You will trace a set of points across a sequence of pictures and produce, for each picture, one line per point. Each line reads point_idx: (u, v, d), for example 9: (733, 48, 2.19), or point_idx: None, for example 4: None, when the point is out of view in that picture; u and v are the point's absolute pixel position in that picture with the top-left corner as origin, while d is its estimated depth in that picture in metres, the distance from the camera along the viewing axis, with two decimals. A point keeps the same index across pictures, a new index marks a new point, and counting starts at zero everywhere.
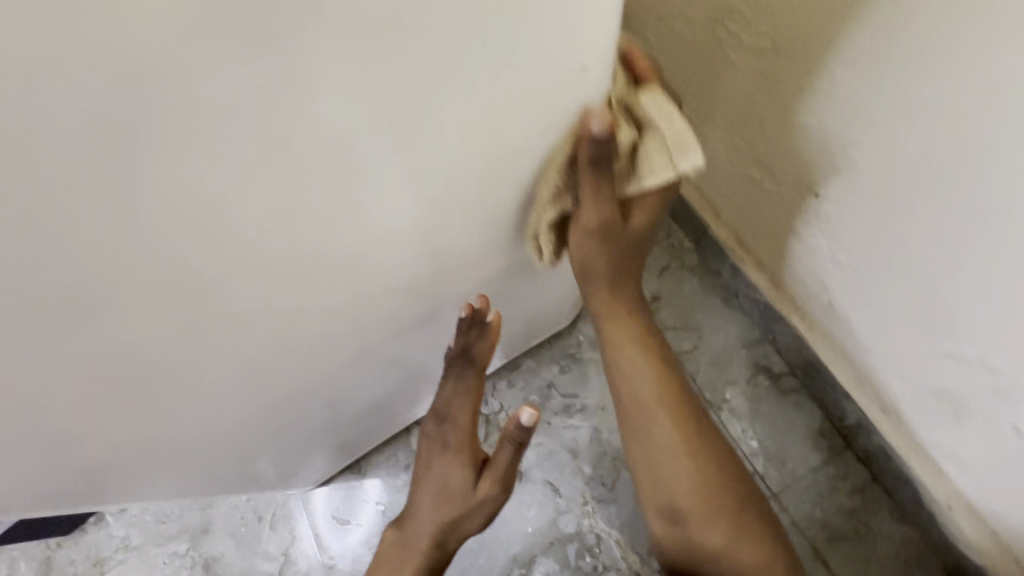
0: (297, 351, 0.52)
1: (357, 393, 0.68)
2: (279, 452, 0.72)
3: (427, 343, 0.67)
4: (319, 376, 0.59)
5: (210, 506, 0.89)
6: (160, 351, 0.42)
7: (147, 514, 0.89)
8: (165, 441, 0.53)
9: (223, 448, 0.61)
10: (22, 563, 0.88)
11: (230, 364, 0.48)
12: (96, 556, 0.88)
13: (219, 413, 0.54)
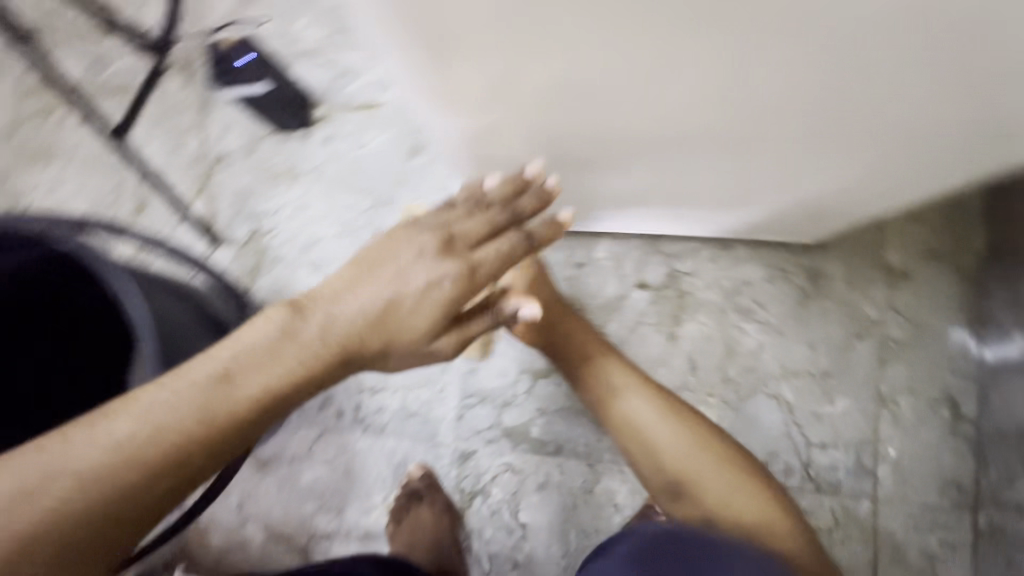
0: (625, 124, 0.50)
1: (697, 179, 0.63)
2: (582, 190, 0.70)
3: (779, 171, 0.60)
4: (698, 146, 0.54)
5: (399, 187, 0.93)
6: (515, 63, 0.41)
7: (347, 160, 0.94)
8: (550, 128, 0.52)
9: (575, 155, 0.59)
10: (233, 134, 0.97)
11: (546, 100, 0.47)
12: (292, 166, 0.95)
13: (597, 126, 0.51)
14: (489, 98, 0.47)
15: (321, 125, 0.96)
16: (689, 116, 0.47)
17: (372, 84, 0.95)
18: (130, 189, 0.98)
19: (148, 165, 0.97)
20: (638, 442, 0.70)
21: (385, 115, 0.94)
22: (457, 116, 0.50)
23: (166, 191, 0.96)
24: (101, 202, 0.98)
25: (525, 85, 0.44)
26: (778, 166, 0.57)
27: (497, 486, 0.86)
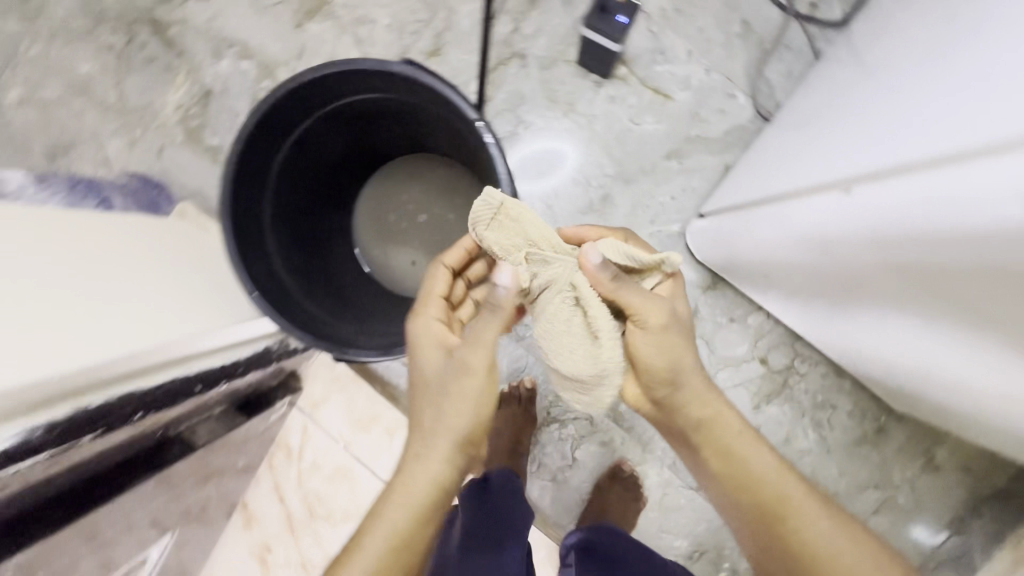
0: (870, 295, 0.71)
1: (872, 348, 0.83)
2: (790, 290, 0.91)
3: (923, 387, 0.80)
4: (890, 337, 0.76)
5: (643, 174, 1.05)
6: (838, 246, 0.63)
7: (618, 125, 1.05)
8: (820, 268, 0.74)
9: (813, 282, 0.80)
10: (542, 41, 1.05)
11: (837, 264, 0.68)
12: (572, 100, 1.05)
13: (844, 283, 0.72)
14: (813, 235, 0.67)
15: (614, 82, 1.05)
16: (909, 312, 0.66)
17: (675, 77, 1.04)
18: (432, 30, 1.06)
19: (460, 23, 1.06)
20: (771, 535, 0.64)
21: (669, 108, 1.04)
22: (790, 231, 0.71)
23: (463, 55, 1.06)
24: (403, 26, 1.07)
25: (832, 249, 0.65)
26: (909, 355, 0.75)
27: (575, 425, 1.11)
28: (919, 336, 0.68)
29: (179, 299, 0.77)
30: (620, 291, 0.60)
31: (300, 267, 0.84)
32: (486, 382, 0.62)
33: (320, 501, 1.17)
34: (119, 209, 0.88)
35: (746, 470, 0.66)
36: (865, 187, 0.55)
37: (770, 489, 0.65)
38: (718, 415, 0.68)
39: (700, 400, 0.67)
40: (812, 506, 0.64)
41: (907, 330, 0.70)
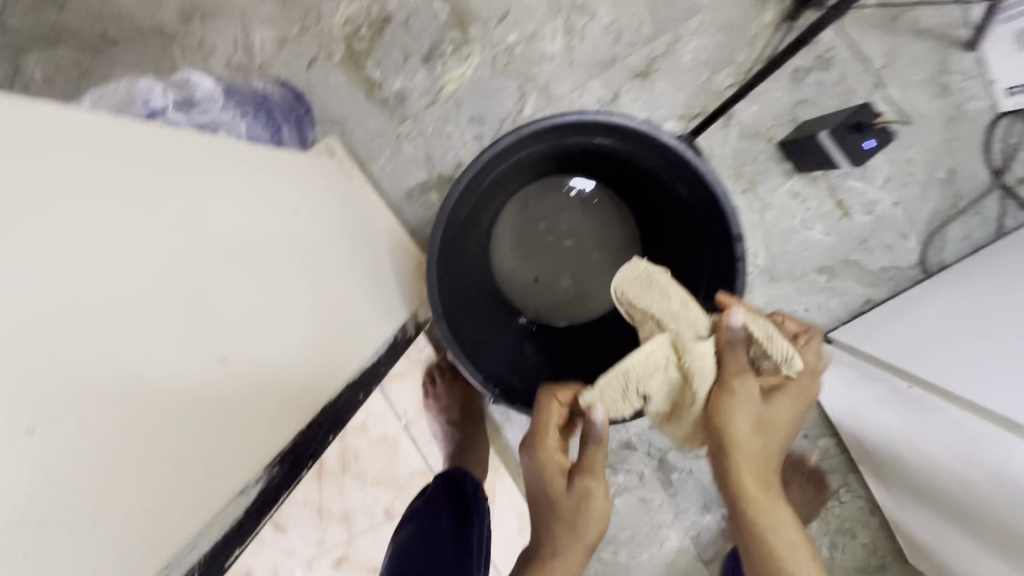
0: (917, 471, 0.85)
1: (895, 481, 0.92)
2: (848, 427, 0.96)
3: (912, 528, 0.94)
4: (904, 489, 0.90)
5: (789, 276, 1.04)
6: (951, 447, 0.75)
7: (789, 222, 1.02)
8: (897, 438, 0.85)
9: (878, 435, 0.90)
10: (752, 109, 0.98)
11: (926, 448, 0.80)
12: (754, 178, 1.01)
13: (906, 451, 0.85)
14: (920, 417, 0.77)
15: (803, 178, 1.01)
16: (941, 499, 0.81)
17: (861, 197, 1.01)
18: (650, 50, 0.97)
19: (681, 54, 0.97)
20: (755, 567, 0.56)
21: (842, 226, 1.02)
22: (901, 406, 0.80)
23: (670, 89, 0.97)
24: (621, 32, 0.97)
25: (940, 450, 0.76)
26: (910, 507, 0.91)
27: (624, 475, 1.15)
28: (931, 508, 0.85)
29: (333, 300, 0.71)
30: (727, 356, 0.62)
31: (469, 277, 0.80)
32: (602, 521, 0.62)
33: (355, 459, 1.16)
34: (285, 143, 0.79)
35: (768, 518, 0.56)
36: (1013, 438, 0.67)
37: (784, 548, 0.55)
38: (756, 438, 0.60)
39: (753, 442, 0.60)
40: (820, 572, 0.54)
41: (924, 500, 0.85)
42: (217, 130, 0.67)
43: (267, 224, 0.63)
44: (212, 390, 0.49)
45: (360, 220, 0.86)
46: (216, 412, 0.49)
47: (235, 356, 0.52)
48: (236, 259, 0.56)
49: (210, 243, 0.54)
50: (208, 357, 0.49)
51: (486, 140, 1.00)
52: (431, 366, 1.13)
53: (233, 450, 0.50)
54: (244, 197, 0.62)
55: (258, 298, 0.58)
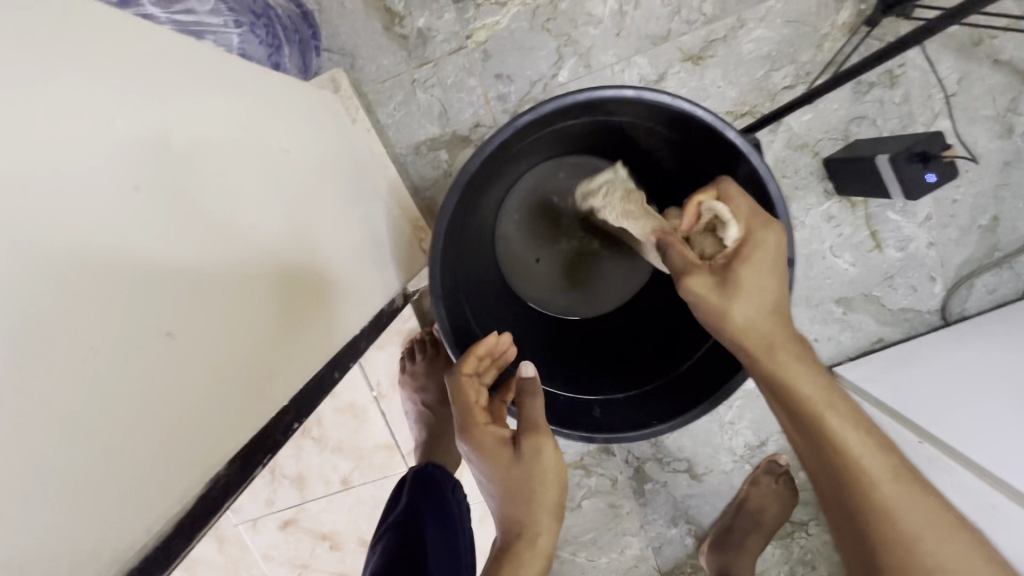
0: None
1: None
2: None
3: None
4: None
5: (809, 301, 0.98)
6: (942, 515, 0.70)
7: (820, 244, 0.95)
8: None
9: None
10: (804, 118, 0.90)
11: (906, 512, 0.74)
12: (793, 193, 0.93)
13: None
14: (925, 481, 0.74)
15: (842, 201, 0.93)
16: None
17: (897, 232, 0.94)
18: (708, 31, 0.87)
19: (741, 42, 0.87)
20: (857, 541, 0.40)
21: (871, 258, 0.95)
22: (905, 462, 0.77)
23: (722, 80, 0.88)
24: (681, 5, 0.86)
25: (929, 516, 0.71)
26: None
27: (597, 478, 1.11)
28: None
29: (320, 258, 0.57)
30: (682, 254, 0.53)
31: (468, 253, 0.69)
32: (560, 478, 0.56)
33: (318, 422, 1.09)
34: (284, 65, 0.68)
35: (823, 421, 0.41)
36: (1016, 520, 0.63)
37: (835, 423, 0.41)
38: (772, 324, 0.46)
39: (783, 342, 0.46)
40: (890, 450, 0.40)
41: None
42: (203, 35, 0.56)
43: (254, 148, 0.49)
44: (183, 349, 0.34)
45: (362, 171, 0.76)
46: (186, 380, 0.35)
47: (211, 305, 0.38)
48: (215, 180, 0.42)
49: (185, 146, 0.39)
50: (180, 295, 0.35)
51: (512, 102, 0.89)
52: (413, 341, 1.05)
53: (200, 430, 0.36)
54: (244, 121, 0.49)
55: (239, 233, 0.43)
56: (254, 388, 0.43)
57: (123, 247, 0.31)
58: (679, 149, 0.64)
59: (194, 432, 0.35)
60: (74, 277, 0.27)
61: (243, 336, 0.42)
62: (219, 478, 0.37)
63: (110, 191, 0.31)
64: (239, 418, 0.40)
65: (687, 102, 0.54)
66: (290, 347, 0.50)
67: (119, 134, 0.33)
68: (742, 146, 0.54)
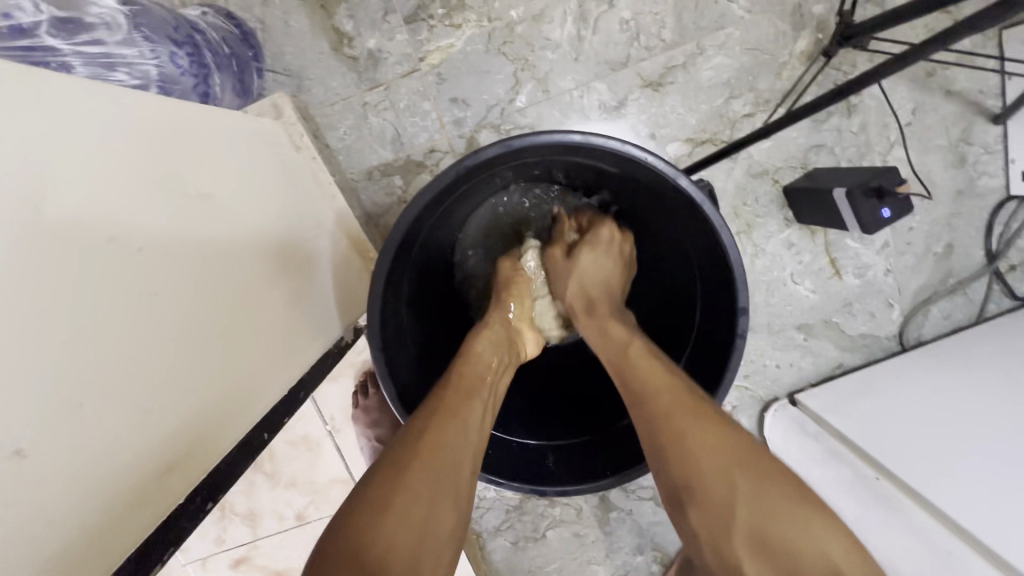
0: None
1: None
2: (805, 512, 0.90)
3: None
4: None
5: (769, 329, 0.97)
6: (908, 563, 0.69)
7: (780, 272, 0.94)
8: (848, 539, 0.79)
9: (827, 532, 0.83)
10: (764, 146, 0.90)
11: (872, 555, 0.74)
12: (753, 221, 0.92)
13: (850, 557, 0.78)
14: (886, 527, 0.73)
15: (801, 229, 0.93)
16: None
17: (856, 260, 0.94)
18: (668, 58, 0.85)
19: (701, 69, 0.85)
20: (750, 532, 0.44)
21: (830, 285, 0.95)
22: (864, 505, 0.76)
23: (682, 108, 0.86)
24: (639, 31, 0.84)
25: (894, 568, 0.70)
26: None
27: (561, 507, 1.08)
28: None
29: (250, 309, 0.52)
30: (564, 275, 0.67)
31: (416, 297, 0.66)
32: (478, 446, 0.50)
33: (270, 458, 1.04)
34: (213, 95, 0.63)
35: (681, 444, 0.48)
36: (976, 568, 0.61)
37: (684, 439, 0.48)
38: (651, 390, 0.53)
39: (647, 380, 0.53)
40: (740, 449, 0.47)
41: None
42: (115, 68, 0.52)
43: (171, 204, 0.44)
44: (40, 473, 0.30)
45: (306, 204, 0.71)
46: (34, 502, 0.29)
47: (83, 410, 0.32)
48: (108, 256, 0.36)
49: (67, 219, 0.33)
50: (34, 411, 0.29)
51: (467, 127, 0.86)
52: (366, 374, 1.02)
53: (38, 557, 0.30)
54: (149, 164, 0.44)
55: (142, 310, 0.38)
56: (140, 479, 0.37)
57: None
58: (633, 186, 0.61)
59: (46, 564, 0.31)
60: None
61: (134, 428, 0.36)
62: None
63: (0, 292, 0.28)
64: (101, 529, 0.35)
65: (636, 149, 0.51)
66: (207, 422, 0.44)
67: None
68: (695, 195, 0.52)
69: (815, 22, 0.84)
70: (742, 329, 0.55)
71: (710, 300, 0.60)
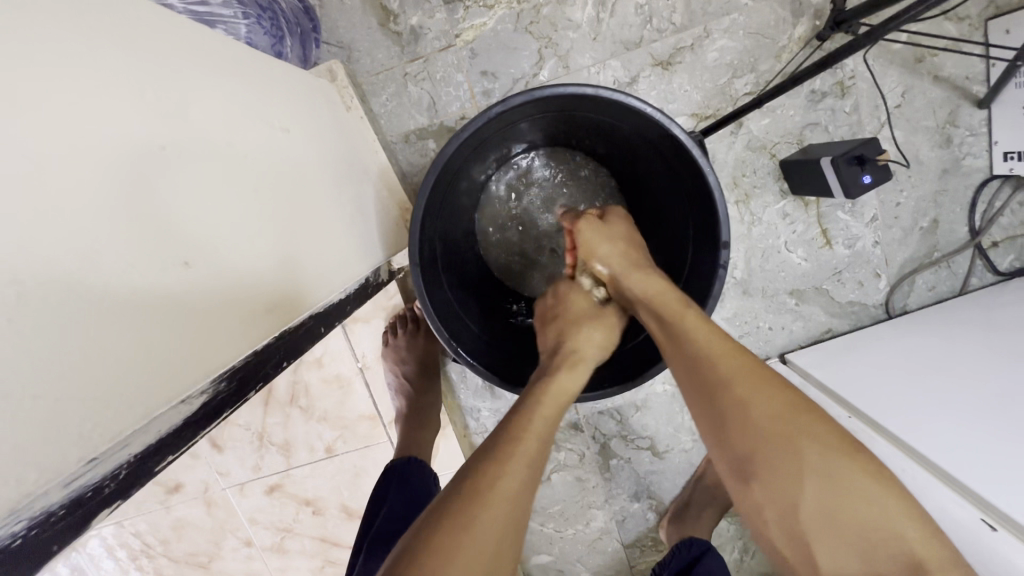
0: None
1: None
2: None
3: None
4: None
5: (763, 292, 1.05)
6: None
7: (774, 238, 1.03)
8: None
9: None
10: (763, 122, 0.99)
11: None
12: (751, 191, 1.01)
13: None
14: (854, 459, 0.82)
15: (796, 200, 1.01)
16: None
17: (846, 231, 1.03)
18: (677, 39, 0.95)
19: (707, 50, 0.95)
20: (748, 444, 0.50)
21: (822, 254, 1.03)
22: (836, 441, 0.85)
23: (688, 85, 0.96)
24: (652, 14, 0.94)
25: None
26: None
27: (566, 453, 1.18)
28: None
29: (310, 226, 0.62)
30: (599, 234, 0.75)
31: (448, 233, 0.77)
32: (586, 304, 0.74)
33: (305, 393, 1.15)
34: (284, 53, 0.76)
35: (744, 406, 0.51)
36: (919, 480, 0.72)
37: (692, 331, 0.58)
38: (726, 355, 0.55)
39: (705, 334, 0.58)
40: (729, 343, 0.56)
41: None
42: (214, 25, 0.64)
43: (259, 122, 0.56)
44: (194, 280, 0.40)
45: (354, 154, 0.83)
46: (191, 294, 0.39)
47: (215, 247, 0.43)
48: (223, 147, 0.48)
49: (201, 120, 0.45)
50: (189, 239, 0.40)
51: (495, 97, 0.97)
52: (396, 317, 1.15)
53: (195, 337, 0.39)
54: (244, 89, 0.55)
55: (241, 196, 0.49)
56: (252, 320, 0.47)
57: (140, 201, 0.36)
58: (638, 141, 0.71)
59: (198, 351, 0.39)
60: (133, 188, 0.36)
61: (244, 274, 0.46)
62: (204, 400, 0.39)
63: (162, 149, 0.40)
64: (227, 342, 0.43)
65: (638, 101, 0.62)
66: (289, 299, 0.54)
67: (148, 107, 0.39)
68: (687, 141, 0.62)
69: (813, 10, 0.93)
70: (723, 260, 0.64)
71: (698, 245, 0.70)
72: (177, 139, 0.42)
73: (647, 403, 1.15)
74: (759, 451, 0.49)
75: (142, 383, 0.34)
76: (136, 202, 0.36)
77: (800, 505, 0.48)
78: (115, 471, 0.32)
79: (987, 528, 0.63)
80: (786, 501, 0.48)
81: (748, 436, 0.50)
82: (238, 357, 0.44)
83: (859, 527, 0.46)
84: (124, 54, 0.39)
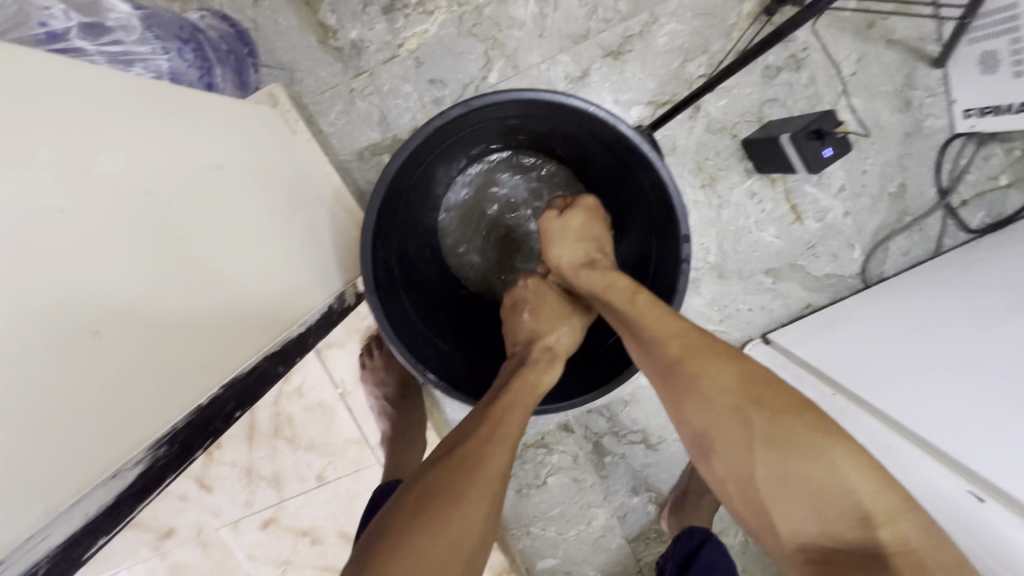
0: None
1: None
2: None
3: None
4: None
5: (739, 275, 1.04)
6: None
7: (744, 219, 1.02)
8: None
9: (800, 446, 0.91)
10: (721, 103, 0.97)
11: None
12: (716, 174, 1.00)
13: None
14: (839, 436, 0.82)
15: (762, 178, 1.00)
16: None
17: (815, 205, 1.01)
18: (625, 28, 0.93)
19: (656, 36, 0.93)
20: (706, 415, 0.52)
21: (793, 230, 1.02)
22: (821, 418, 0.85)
23: (641, 73, 0.94)
24: (597, 5, 0.92)
25: None
26: None
27: (559, 455, 1.17)
28: None
29: (257, 260, 0.60)
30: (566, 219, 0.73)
31: (405, 251, 0.75)
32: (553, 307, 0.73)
33: (289, 423, 1.13)
34: (217, 84, 0.73)
35: (697, 389, 0.52)
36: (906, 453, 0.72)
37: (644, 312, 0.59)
38: (682, 332, 0.56)
39: (665, 317, 0.58)
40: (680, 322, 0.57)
41: None
42: (132, 64, 0.61)
43: (187, 163, 0.54)
44: (109, 345, 0.38)
45: (305, 181, 0.80)
46: (107, 363, 0.37)
47: (135, 306, 0.41)
48: (141, 195, 0.45)
49: (112, 170, 0.43)
50: (102, 305, 0.38)
51: (447, 105, 0.94)
52: (371, 337, 1.13)
53: (113, 409, 0.38)
54: (167, 130, 0.53)
55: (166, 244, 0.46)
56: (191, 375, 0.46)
57: (40, 274, 0.34)
58: (588, 140, 0.69)
59: (120, 423, 0.38)
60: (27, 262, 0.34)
61: (176, 327, 0.45)
62: (140, 472, 0.40)
63: (65, 210, 0.37)
64: (159, 403, 0.42)
65: (581, 101, 0.60)
66: (235, 342, 0.52)
67: (45, 167, 0.37)
68: (634, 137, 0.61)
69: None
70: (686, 254, 0.63)
71: (660, 240, 0.69)
72: (82, 197, 0.39)
73: (634, 396, 1.14)
74: (718, 423, 0.51)
75: (50, 476, 0.34)
76: (30, 278, 0.34)
77: (754, 470, 0.49)
78: (35, 568, 0.33)
79: (975, 500, 0.62)
80: (743, 471, 0.50)
81: (707, 410, 0.52)
82: (176, 416, 0.43)
83: (814, 487, 0.47)
84: (14, 113, 0.36)
